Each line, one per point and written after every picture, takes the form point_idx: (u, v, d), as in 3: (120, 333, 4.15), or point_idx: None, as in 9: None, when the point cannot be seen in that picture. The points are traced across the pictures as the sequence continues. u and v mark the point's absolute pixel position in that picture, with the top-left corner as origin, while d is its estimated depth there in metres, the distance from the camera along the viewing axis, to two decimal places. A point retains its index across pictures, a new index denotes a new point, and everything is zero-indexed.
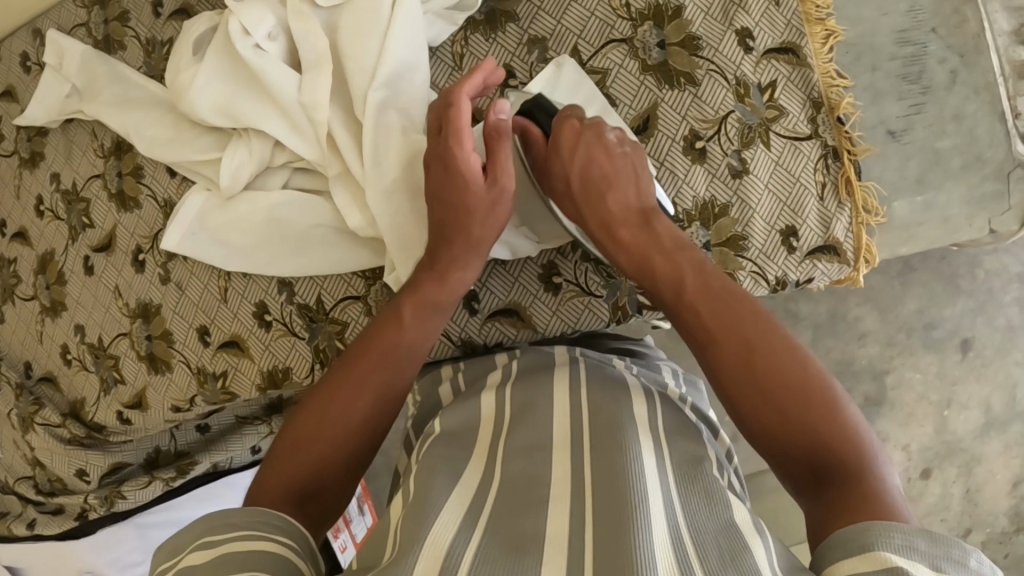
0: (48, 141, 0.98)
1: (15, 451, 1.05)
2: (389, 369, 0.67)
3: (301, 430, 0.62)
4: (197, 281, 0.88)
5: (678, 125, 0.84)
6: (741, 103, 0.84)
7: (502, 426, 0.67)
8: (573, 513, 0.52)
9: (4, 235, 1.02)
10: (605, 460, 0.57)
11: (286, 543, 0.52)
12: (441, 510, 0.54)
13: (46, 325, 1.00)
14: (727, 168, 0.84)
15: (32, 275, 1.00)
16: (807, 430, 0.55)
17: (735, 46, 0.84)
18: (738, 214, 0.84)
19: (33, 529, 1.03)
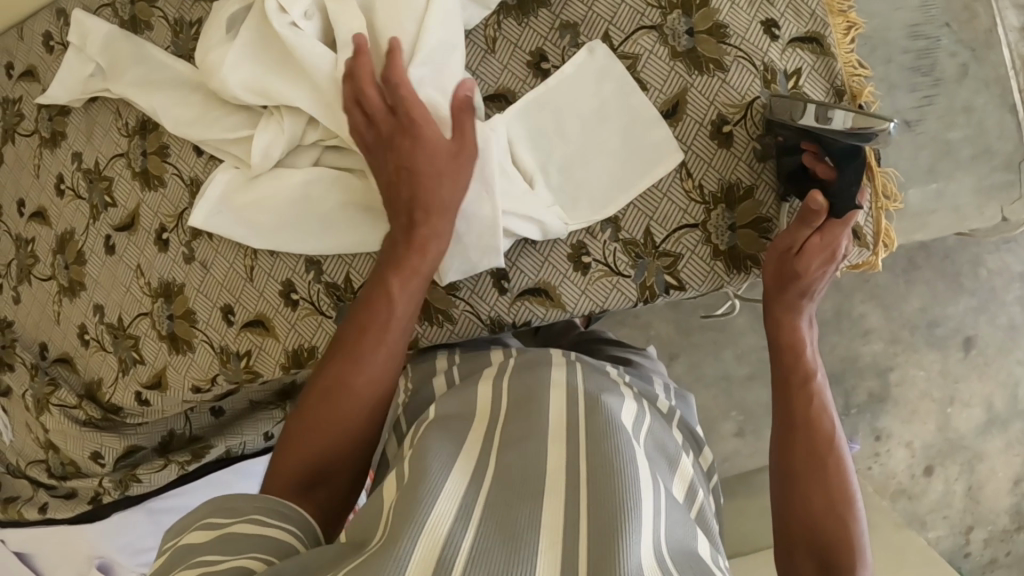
0: (69, 120, 0.97)
1: (26, 435, 1.04)
2: (386, 344, 0.72)
3: (310, 408, 0.69)
4: (223, 259, 0.88)
5: (706, 110, 0.85)
6: (768, 89, 0.86)
7: (496, 419, 0.67)
8: (566, 504, 0.53)
9: (20, 215, 1.01)
10: (599, 454, 0.58)
11: (285, 529, 0.59)
12: (442, 491, 0.54)
13: (63, 306, 0.98)
14: (753, 152, 0.85)
15: (50, 254, 0.99)
16: (820, 526, 0.71)
17: (761, 34, 0.86)
18: (764, 196, 0.85)
19: (44, 514, 1.02)
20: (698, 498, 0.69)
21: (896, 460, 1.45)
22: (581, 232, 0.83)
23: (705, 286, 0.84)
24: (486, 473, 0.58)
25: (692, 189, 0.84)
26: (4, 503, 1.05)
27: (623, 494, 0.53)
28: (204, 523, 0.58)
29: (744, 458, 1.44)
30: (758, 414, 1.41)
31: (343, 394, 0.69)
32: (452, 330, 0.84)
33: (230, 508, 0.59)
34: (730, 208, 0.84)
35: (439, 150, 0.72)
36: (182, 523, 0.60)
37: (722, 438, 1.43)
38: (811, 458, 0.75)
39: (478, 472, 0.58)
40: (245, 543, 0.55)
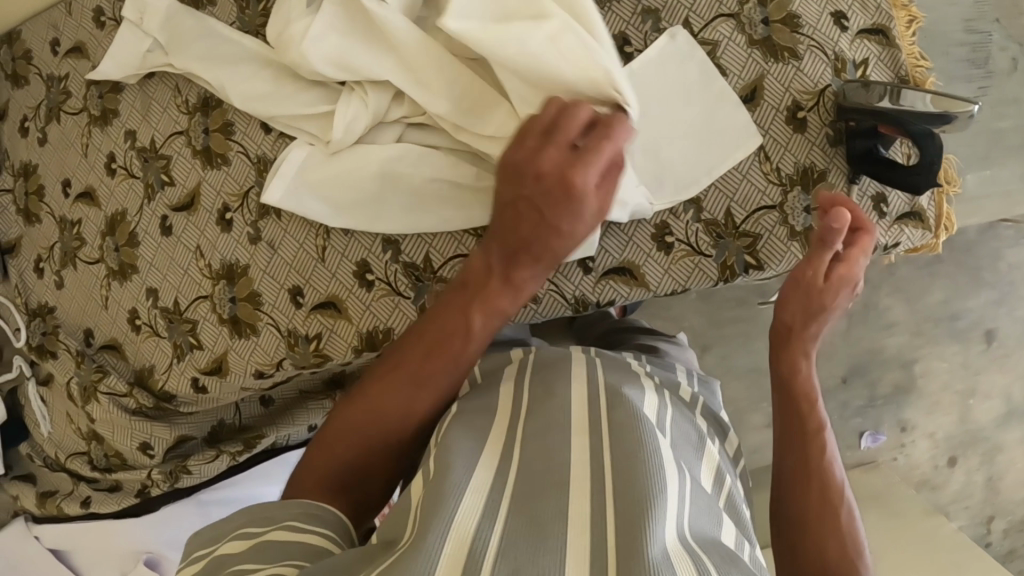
0: (122, 97, 0.93)
1: (67, 426, 1.00)
2: (449, 370, 0.69)
3: (358, 409, 0.69)
4: (293, 240, 0.85)
5: (782, 96, 0.86)
6: (839, 78, 0.88)
7: (520, 407, 0.67)
8: (596, 489, 0.54)
9: (65, 196, 0.97)
10: (623, 450, 0.58)
11: (326, 534, 0.58)
12: (467, 488, 0.54)
13: (112, 289, 0.95)
14: (825, 137, 0.87)
15: (98, 236, 0.95)
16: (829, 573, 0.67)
17: (832, 25, 0.88)
18: (837, 180, 0.87)
19: (88, 508, 0.98)
20: (726, 484, 0.68)
21: (920, 451, 1.42)
22: (665, 212, 0.84)
23: (783, 266, 0.85)
24: (512, 465, 0.58)
25: (770, 172, 0.85)
26: (42, 497, 1.01)
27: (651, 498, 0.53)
28: (241, 534, 0.57)
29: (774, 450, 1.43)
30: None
31: (383, 403, 0.68)
32: (537, 309, 0.86)
33: (266, 518, 0.58)
34: (807, 190, 0.85)
35: (552, 202, 0.68)
36: (216, 535, 0.59)
37: (752, 430, 1.41)
38: (822, 505, 0.71)
39: (503, 466, 0.59)
40: (286, 549, 0.55)
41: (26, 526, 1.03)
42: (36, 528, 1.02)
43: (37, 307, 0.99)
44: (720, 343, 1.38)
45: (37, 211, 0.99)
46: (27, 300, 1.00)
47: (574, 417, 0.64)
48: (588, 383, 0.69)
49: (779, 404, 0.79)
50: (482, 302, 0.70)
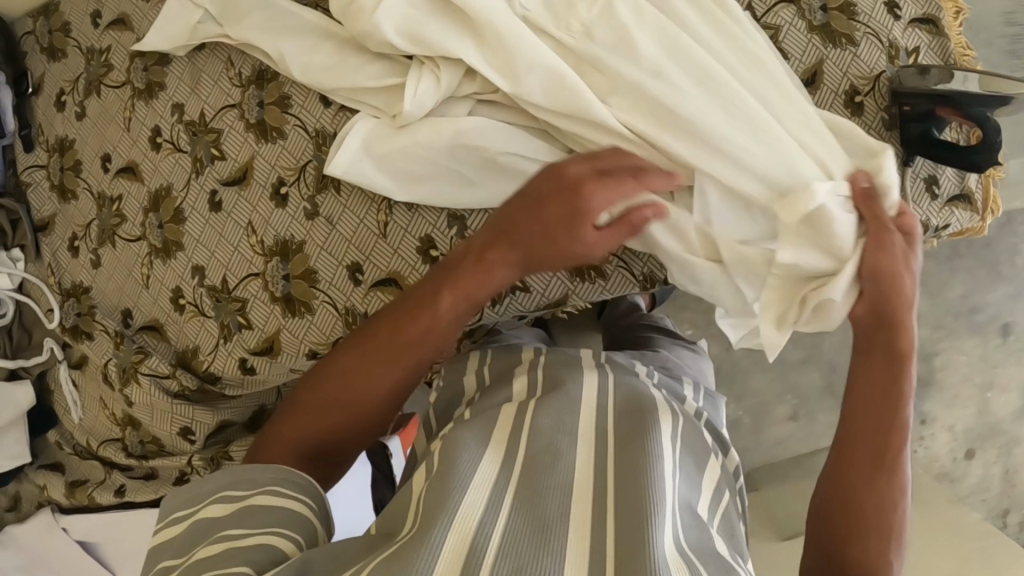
0: (170, 70, 0.91)
1: (99, 411, 0.96)
2: (430, 343, 0.72)
3: (335, 373, 0.73)
4: (352, 215, 0.83)
5: (840, 81, 0.88)
6: (892, 65, 0.88)
7: (524, 414, 0.72)
8: (596, 500, 0.60)
9: (105, 170, 0.94)
10: (628, 462, 0.64)
11: (304, 501, 0.64)
12: (471, 476, 0.61)
13: (154, 268, 0.92)
14: (881, 121, 0.88)
15: (140, 213, 0.92)
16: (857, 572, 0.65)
17: (885, 14, 0.89)
18: (893, 162, 0.88)
19: (122, 497, 0.94)
20: (724, 500, 0.73)
21: (940, 443, 1.42)
22: None
23: None
24: (518, 463, 0.65)
25: None
26: (71, 486, 0.97)
27: (648, 500, 0.58)
28: (219, 498, 0.63)
29: (797, 441, 1.41)
30: (809, 397, 1.39)
31: (338, 395, 0.72)
32: (603, 287, 0.82)
33: (247, 483, 0.64)
34: None
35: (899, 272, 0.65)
36: (192, 496, 0.64)
37: (776, 421, 1.40)
38: (871, 505, 0.66)
39: (511, 463, 0.65)
40: (268, 514, 0.61)
41: (54, 517, 0.99)
42: (64, 519, 0.99)
43: (72, 288, 0.95)
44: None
45: (74, 187, 0.95)
46: (61, 280, 0.96)
47: (581, 429, 0.70)
48: (599, 397, 0.76)
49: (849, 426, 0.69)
50: (454, 286, 0.71)
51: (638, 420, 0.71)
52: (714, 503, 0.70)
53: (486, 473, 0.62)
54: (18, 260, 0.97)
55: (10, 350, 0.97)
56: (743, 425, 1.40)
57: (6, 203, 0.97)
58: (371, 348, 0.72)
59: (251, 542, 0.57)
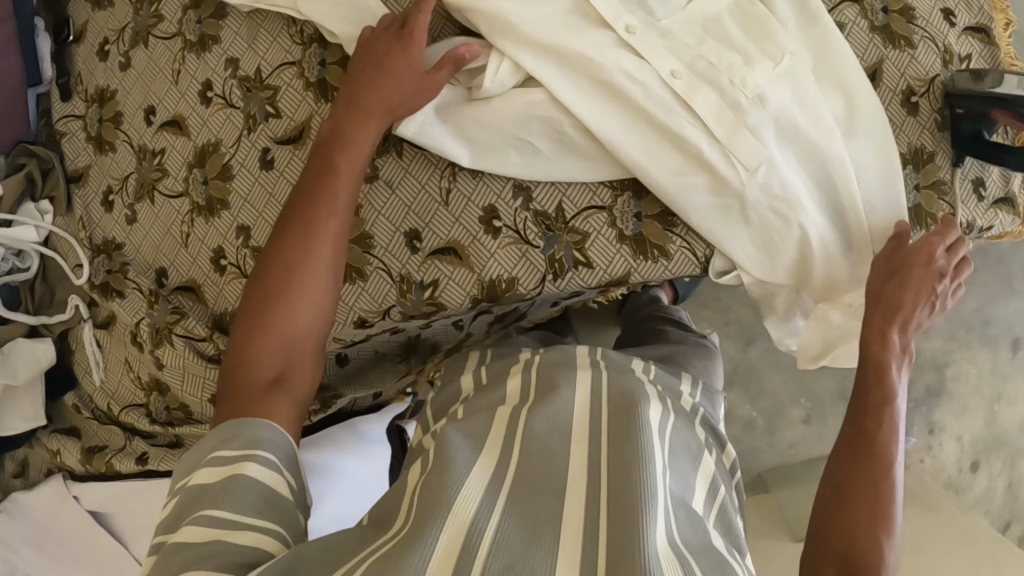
0: (225, 23, 0.88)
1: (123, 374, 0.91)
2: (328, 232, 0.71)
3: (261, 306, 0.68)
4: (413, 180, 0.82)
5: (897, 81, 0.86)
6: (946, 69, 0.86)
7: (518, 414, 0.67)
8: (589, 501, 0.55)
9: (148, 123, 0.90)
10: (622, 462, 0.59)
11: (286, 483, 0.58)
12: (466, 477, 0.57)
13: (195, 226, 0.88)
14: (934, 123, 0.86)
15: (183, 168, 0.89)
16: (856, 537, 0.60)
17: (941, 20, 0.87)
18: (944, 162, 0.86)
19: (144, 465, 0.90)
20: (720, 495, 0.69)
21: (947, 454, 1.43)
22: None
23: None
24: (511, 464, 0.60)
25: None
26: (88, 453, 0.93)
27: (647, 510, 0.53)
28: (210, 460, 0.57)
29: (809, 445, 1.37)
30: (825, 402, 1.36)
31: (274, 324, 0.67)
32: (666, 267, 0.81)
33: (245, 441, 0.58)
34: (916, 170, 0.85)
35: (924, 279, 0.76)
36: (190, 466, 0.59)
37: (791, 424, 1.37)
38: (860, 468, 0.64)
39: (502, 470, 0.59)
40: (258, 501, 0.55)
41: (65, 484, 0.95)
42: (76, 487, 0.95)
43: (102, 244, 0.91)
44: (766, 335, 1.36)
45: (112, 140, 0.91)
46: (92, 236, 0.92)
47: (574, 428, 0.65)
48: (591, 400, 0.69)
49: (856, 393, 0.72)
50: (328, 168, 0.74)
51: (632, 421, 0.64)
52: (709, 502, 0.66)
53: (477, 482, 0.56)
54: (46, 212, 0.92)
55: (31, 306, 0.93)
56: (756, 426, 1.38)
57: (39, 152, 0.93)
58: (281, 272, 0.69)
59: (244, 537, 0.52)
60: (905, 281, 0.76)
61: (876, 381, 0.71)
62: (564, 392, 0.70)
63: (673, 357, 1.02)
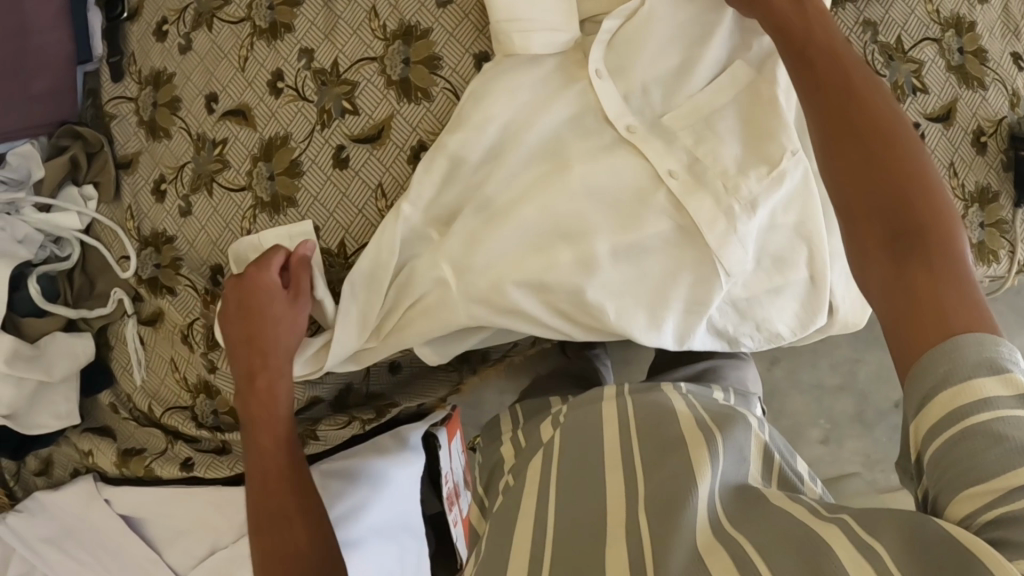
0: (300, 12, 0.84)
1: (167, 375, 0.86)
2: (269, 423, 0.78)
3: (261, 539, 0.75)
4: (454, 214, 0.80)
5: (969, 120, 0.88)
6: (1013, 112, 0.88)
7: (554, 467, 0.72)
8: (629, 515, 0.60)
9: (208, 111, 0.85)
10: (653, 472, 0.65)
11: None
12: (524, 509, 0.68)
13: (256, 223, 0.83)
14: (998, 163, 0.88)
15: (247, 161, 0.84)
16: (921, 244, 0.53)
17: (1010, 64, 0.89)
18: (1008, 201, 0.89)
19: (189, 471, 0.86)
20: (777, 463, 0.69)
21: None
22: None
23: None
24: (551, 496, 0.68)
25: (953, 188, 0.87)
26: (124, 456, 0.88)
27: (681, 513, 0.58)
28: None
29: (824, 466, 1.38)
30: (843, 424, 1.37)
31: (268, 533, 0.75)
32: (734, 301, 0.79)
33: None
34: (983, 209, 0.88)
35: (824, 35, 0.67)
36: None
37: (807, 444, 1.38)
38: (863, 169, 0.58)
39: (544, 513, 0.66)
40: None
41: (96, 486, 0.90)
42: (108, 490, 0.90)
43: (151, 235, 0.86)
44: (789, 356, 1.37)
45: (166, 126, 0.86)
46: (140, 227, 0.86)
47: (604, 454, 0.71)
48: (621, 420, 0.75)
49: (823, 122, 0.62)
50: (240, 350, 0.78)
51: (662, 436, 0.69)
52: (766, 470, 0.68)
53: (525, 513, 0.68)
54: (90, 199, 0.87)
55: (69, 298, 0.87)
56: None
57: (86, 134, 0.87)
58: (263, 496, 0.77)
59: None
60: (803, 19, 0.68)
61: (834, 59, 0.65)
62: (596, 426, 0.75)
63: (702, 373, 1.01)
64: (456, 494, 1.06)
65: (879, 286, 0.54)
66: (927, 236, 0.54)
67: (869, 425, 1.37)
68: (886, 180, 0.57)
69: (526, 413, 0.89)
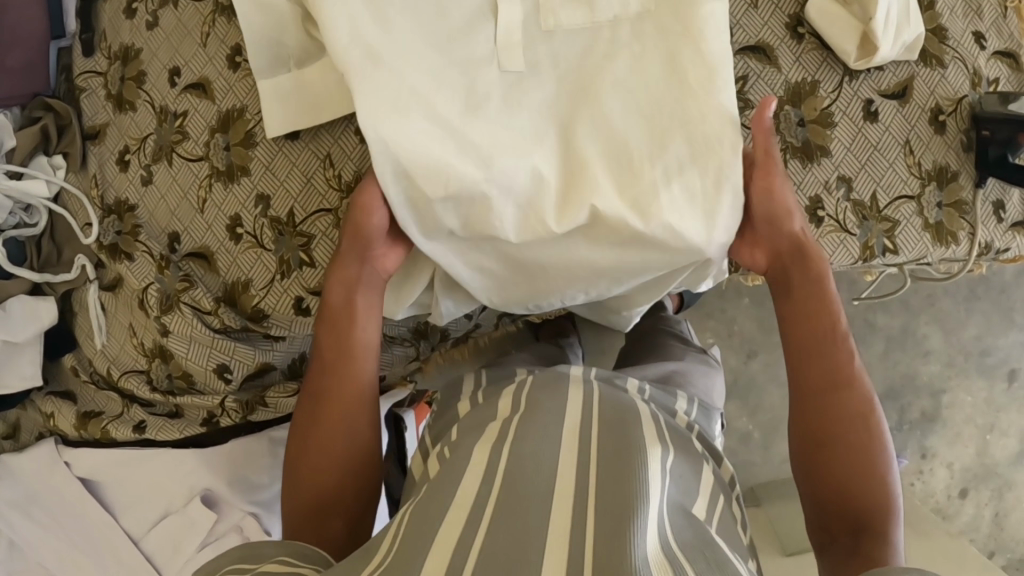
0: None
1: (125, 340, 0.89)
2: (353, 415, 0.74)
3: (298, 501, 0.73)
4: (300, 173, 0.83)
5: (927, 98, 0.85)
6: (974, 91, 0.86)
7: (509, 426, 0.69)
8: (576, 509, 0.59)
9: (171, 85, 0.87)
10: (613, 474, 0.62)
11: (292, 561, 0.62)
12: (466, 467, 0.65)
13: (212, 192, 0.85)
14: (958, 143, 0.86)
15: (205, 132, 0.86)
16: (856, 485, 0.69)
17: (971, 44, 0.87)
18: (968, 181, 0.86)
19: (142, 434, 0.90)
20: (718, 506, 0.69)
21: (938, 480, 1.45)
22: (819, 186, 0.84)
23: (911, 254, 0.85)
24: (503, 453, 0.65)
25: (910, 165, 0.85)
26: (83, 418, 0.91)
27: (631, 522, 0.56)
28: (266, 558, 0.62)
29: None
30: None
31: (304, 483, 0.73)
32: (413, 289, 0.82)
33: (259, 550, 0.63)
34: (941, 188, 0.85)
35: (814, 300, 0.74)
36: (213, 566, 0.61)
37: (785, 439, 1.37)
38: (825, 405, 0.72)
39: (492, 471, 0.63)
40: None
41: (57, 449, 0.93)
42: (68, 453, 0.92)
43: (114, 204, 0.89)
44: (767, 349, 1.35)
45: (132, 99, 0.89)
46: (104, 195, 0.90)
47: (564, 434, 0.68)
48: (584, 412, 0.71)
49: (809, 374, 0.73)
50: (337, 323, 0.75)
51: (627, 431, 0.68)
52: (709, 507, 0.67)
53: (472, 468, 0.65)
54: (59, 168, 0.90)
55: (36, 263, 0.91)
56: (752, 439, 1.37)
57: (57, 107, 0.92)
58: (303, 453, 0.74)
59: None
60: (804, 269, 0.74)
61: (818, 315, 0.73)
62: (559, 400, 0.73)
63: (670, 375, 0.94)
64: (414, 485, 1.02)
65: (833, 562, 0.68)
66: (871, 517, 0.68)
67: None
68: (837, 437, 0.70)
69: (490, 375, 0.87)
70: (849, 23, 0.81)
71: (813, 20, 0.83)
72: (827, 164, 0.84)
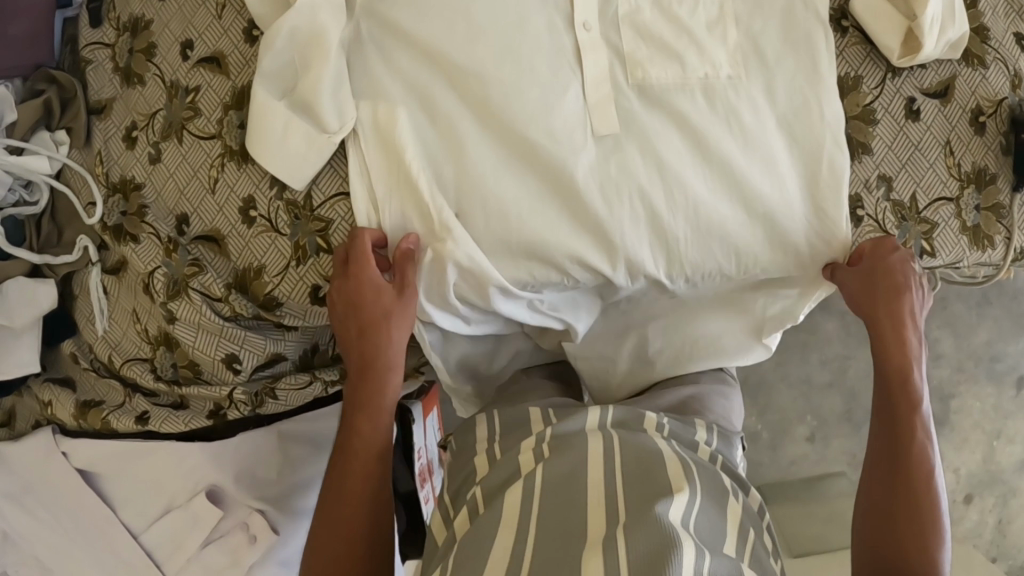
0: None
1: (129, 325, 0.84)
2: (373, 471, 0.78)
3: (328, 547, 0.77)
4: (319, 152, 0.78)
5: (967, 98, 0.83)
6: (1014, 93, 0.83)
7: (530, 490, 0.67)
8: (605, 558, 0.56)
9: (184, 58, 0.83)
10: (638, 519, 0.59)
11: None
12: (492, 540, 0.63)
13: (224, 171, 0.80)
14: (997, 146, 0.83)
15: (218, 109, 0.81)
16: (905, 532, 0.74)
17: (1012, 45, 0.84)
18: (1007, 184, 0.83)
19: (145, 425, 0.85)
20: (752, 539, 0.66)
21: (943, 485, 1.44)
22: (858, 185, 0.81)
23: (947, 258, 0.84)
24: (530, 522, 0.63)
25: (948, 168, 0.82)
26: (82, 407, 0.86)
27: None
28: None
29: (810, 464, 1.37)
30: (830, 420, 1.35)
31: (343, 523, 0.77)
32: None
33: None
34: (980, 191, 0.83)
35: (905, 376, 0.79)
36: None
37: (794, 441, 1.36)
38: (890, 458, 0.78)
39: (522, 546, 0.61)
40: None
41: (54, 438, 0.88)
42: (66, 443, 0.88)
43: (119, 182, 0.85)
44: (780, 350, 1.34)
45: (142, 73, 0.85)
46: (109, 172, 0.85)
47: (588, 487, 0.65)
48: (606, 457, 0.67)
49: (881, 432, 0.79)
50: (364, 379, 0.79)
51: (652, 480, 0.64)
52: (744, 544, 0.64)
53: (498, 540, 0.63)
54: (62, 144, 0.86)
55: (36, 244, 0.87)
56: (761, 439, 1.35)
57: (61, 78, 0.87)
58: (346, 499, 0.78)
59: None
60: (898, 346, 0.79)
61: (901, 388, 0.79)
62: (581, 455, 0.68)
63: (686, 402, 0.89)
64: (428, 471, 1.08)
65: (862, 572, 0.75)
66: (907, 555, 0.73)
67: (857, 425, 1.35)
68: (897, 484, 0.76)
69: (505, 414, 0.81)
70: (892, 19, 0.78)
71: (857, 13, 0.80)
72: (868, 162, 0.81)
